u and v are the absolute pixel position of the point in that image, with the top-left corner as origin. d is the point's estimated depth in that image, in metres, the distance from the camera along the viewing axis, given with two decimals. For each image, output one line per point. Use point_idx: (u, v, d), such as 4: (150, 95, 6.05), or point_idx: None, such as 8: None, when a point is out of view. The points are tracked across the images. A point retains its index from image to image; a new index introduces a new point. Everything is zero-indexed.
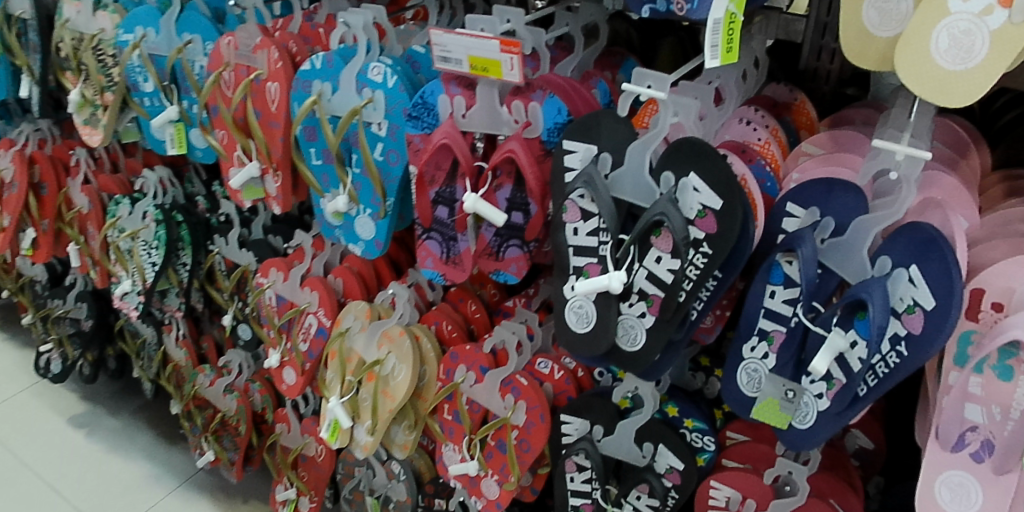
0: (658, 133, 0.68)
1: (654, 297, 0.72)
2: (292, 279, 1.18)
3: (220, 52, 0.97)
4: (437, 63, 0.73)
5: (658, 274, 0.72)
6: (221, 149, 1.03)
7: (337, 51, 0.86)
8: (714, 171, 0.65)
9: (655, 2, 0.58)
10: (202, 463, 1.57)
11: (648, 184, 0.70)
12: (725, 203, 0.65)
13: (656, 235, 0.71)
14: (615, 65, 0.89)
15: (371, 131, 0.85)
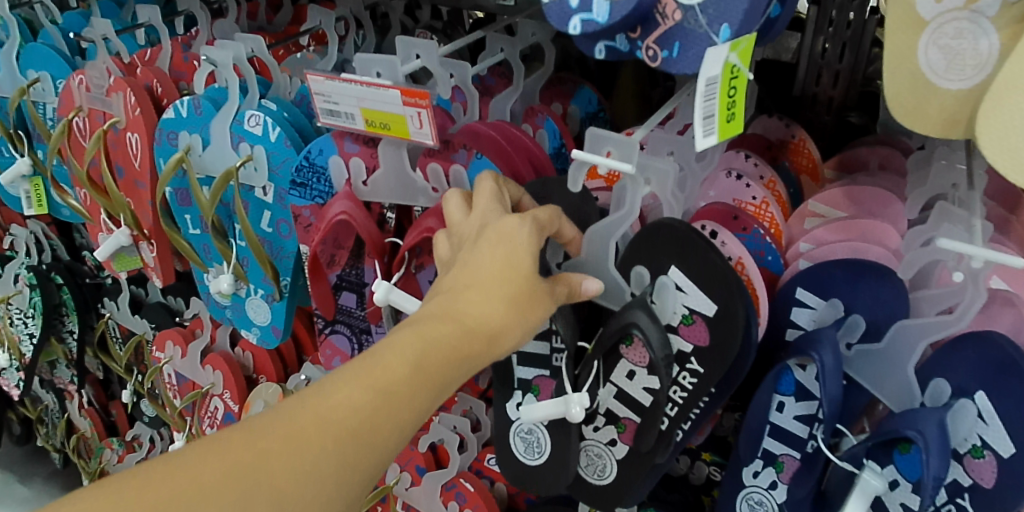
0: (625, 218, 0.51)
1: (628, 422, 0.56)
2: (190, 356, 0.96)
3: (71, 93, 0.75)
4: (324, 118, 0.55)
5: (633, 395, 0.55)
6: (86, 212, 0.82)
7: (205, 93, 0.66)
8: (703, 266, 0.48)
9: (613, 39, 0.41)
10: None
11: (616, 280, 0.53)
12: (720, 308, 0.48)
13: (627, 344, 0.53)
14: (566, 95, 0.70)
15: (254, 197, 0.66)
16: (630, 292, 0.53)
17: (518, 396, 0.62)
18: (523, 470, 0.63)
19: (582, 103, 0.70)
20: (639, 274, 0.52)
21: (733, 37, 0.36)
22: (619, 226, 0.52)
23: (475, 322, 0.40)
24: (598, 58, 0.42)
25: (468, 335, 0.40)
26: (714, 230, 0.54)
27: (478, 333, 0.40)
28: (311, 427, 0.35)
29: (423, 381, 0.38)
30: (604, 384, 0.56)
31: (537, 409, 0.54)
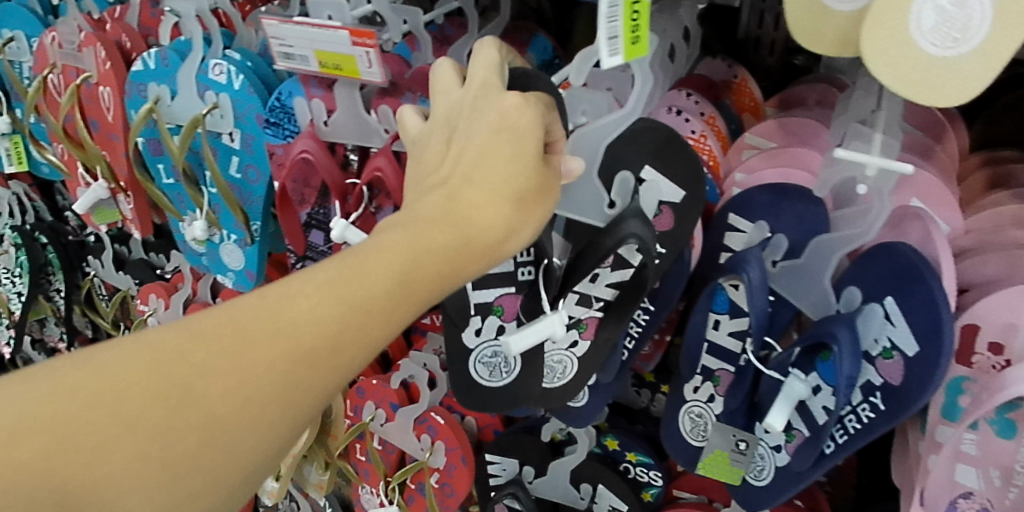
0: (625, 116, 0.55)
1: (590, 319, 0.63)
2: (174, 307, 0.99)
3: (45, 51, 0.78)
4: (279, 61, 0.58)
5: (596, 294, 0.62)
6: (64, 167, 0.85)
7: (172, 46, 0.68)
8: (676, 163, 0.54)
9: None
10: None
11: (592, 194, 0.58)
12: (687, 195, 0.54)
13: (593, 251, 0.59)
14: (523, 42, 0.73)
15: (223, 144, 0.69)
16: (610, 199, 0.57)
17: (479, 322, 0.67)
18: (485, 392, 0.67)
19: (539, 51, 0.73)
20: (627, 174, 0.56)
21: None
22: (610, 132, 0.56)
23: (476, 234, 0.39)
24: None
25: (465, 241, 0.39)
26: None
27: (480, 240, 0.39)
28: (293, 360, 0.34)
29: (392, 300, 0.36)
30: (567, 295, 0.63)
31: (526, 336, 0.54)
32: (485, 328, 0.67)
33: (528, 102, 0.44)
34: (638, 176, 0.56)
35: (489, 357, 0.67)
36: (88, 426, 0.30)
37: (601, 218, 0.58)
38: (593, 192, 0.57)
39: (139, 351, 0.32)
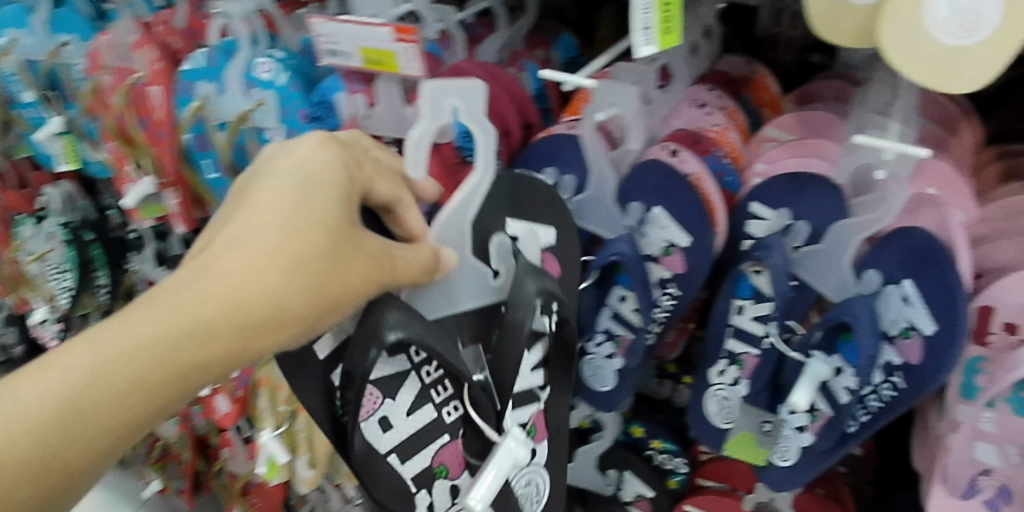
0: (476, 187, 0.56)
1: (624, 338, 0.61)
2: None
3: (97, 54, 0.82)
4: (325, 58, 0.62)
5: (625, 316, 0.61)
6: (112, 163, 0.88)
7: (219, 47, 0.73)
8: (684, 201, 0.57)
9: None
10: (148, 494, 1.25)
11: (465, 302, 0.57)
12: (695, 238, 0.57)
13: (617, 273, 0.60)
14: (547, 42, 0.75)
15: (264, 139, 0.70)
16: (626, 223, 0.60)
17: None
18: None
19: (563, 49, 0.75)
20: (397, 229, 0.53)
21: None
22: (470, 207, 0.56)
23: (246, 297, 0.41)
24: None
25: (245, 319, 0.41)
26: (676, 149, 0.60)
27: (330, 302, 0.45)
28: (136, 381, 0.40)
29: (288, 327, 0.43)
30: (600, 309, 0.62)
31: (486, 488, 0.51)
32: (432, 494, 0.59)
33: (335, 159, 0.47)
34: (509, 235, 0.59)
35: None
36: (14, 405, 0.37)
37: (492, 293, 0.58)
38: (462, 294, 0.57)
39: (88, 333, 0.40)
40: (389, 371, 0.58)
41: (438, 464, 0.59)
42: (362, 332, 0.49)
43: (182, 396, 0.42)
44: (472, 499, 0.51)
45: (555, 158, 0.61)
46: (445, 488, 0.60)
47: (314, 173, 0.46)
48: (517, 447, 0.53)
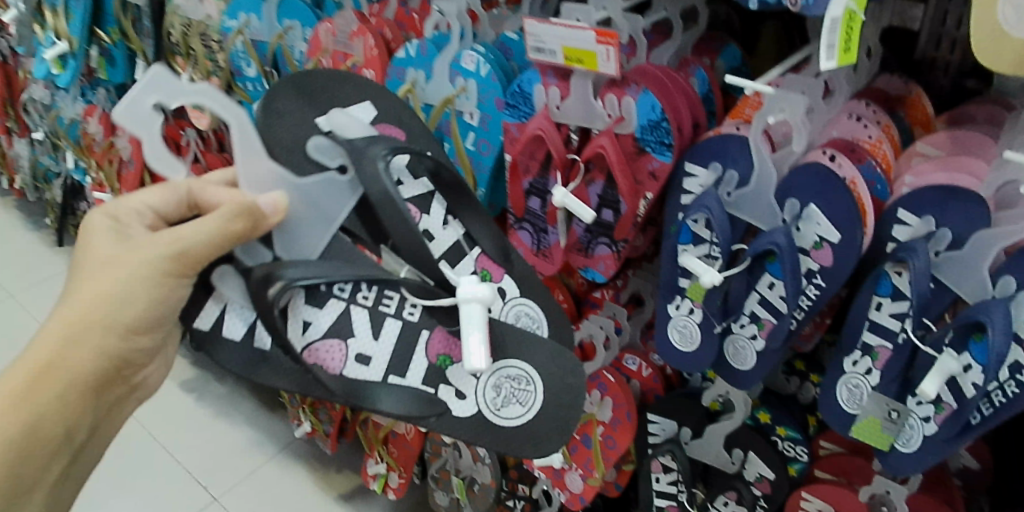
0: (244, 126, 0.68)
1: (767, 321, 0.73)
2: None
3: (320, 39, 0.97)
4: (531, 54, 0.75)
5: (772, 301, 0.72)
6: None
7: (430, 39, 0.86)
8: (839, 205, 0.66)
9: None
10: (299, 433, 1.44)
11: (339, 211, 0.76)
12: (845, 237, 0.66)
13: (770, 261, 0.72)
14: (713, 51, 0.85)
15: (463, 121, 0.84)
16: (781, 217, 0.69)
17: (678, 299, 0.79)
18: (539, 429, 0.80)
19: (728, 58, 0.85)
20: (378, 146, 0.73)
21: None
22: (250, 140, 0.69)
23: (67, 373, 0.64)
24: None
25: (62, 388, 0.64)
26: (834, 155, 0.67)
27: (69, 314, 0.64)
28: (42, 372, 0.63)
29: (86, 331, 0.64)
30: (749, 293, 0.74)
31: (479, 352, 0.67)
32: (453, 383, 0.81)
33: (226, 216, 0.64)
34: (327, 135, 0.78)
35: (497, 400, 0.80)
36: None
37: (349, 194, 0.76)
38: (333, 207, 0.75)
39: (29, 384, 0.63)
40: (333, 317, 0.80)
41: (439, 355, 0.82)
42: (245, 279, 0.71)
43: (91, 370, 0.65)
44: (476, 359, 0.67)
45: (721, 155, 0.71)
46: (458, 375, 0.81)
47: (162, 211, 0.72)
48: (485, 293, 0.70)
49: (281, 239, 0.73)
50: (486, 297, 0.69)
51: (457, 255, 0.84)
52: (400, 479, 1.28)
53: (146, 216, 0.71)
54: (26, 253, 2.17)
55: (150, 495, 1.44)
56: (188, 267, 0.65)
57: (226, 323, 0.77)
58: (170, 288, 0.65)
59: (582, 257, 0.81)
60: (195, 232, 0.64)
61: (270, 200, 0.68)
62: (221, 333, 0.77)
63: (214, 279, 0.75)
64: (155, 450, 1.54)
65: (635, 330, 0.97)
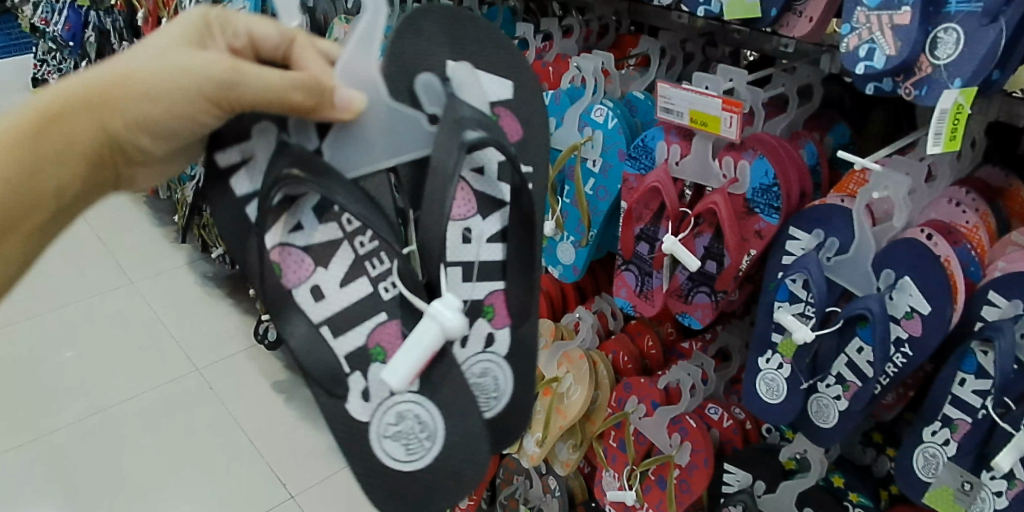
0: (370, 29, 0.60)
1: (852, 383, 0.78)
2: None
3: None
4: (659, 113, 0.84)
5: (859, 364, 0.77)
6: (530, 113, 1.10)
7: (564, 91, 0.99)
8: (932, 279, 0.71)
9: (881, 82, 0.66)
10: None
11: (407, 147, 0.66)
12: (935, 309, 0.71)
13: (861, 326, 0.77)
14: (824, 127, 0.95)
15: (586, 167, 0.95)
16: (877, 285, 0.75)
17: (769, 353, 0.85)
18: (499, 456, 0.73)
19: (837, 136, 0.95)
20: (467, 119, 0.64)
21: (965, 85, 0.61)
22: (370, 50, 0.61)
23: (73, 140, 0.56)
24: (857, 72, 0.66)
25: (65, 145, 0.57)
26: (931, 233, 0.72)
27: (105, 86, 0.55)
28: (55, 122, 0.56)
29: (67, 118, 0.56)
30: (837, 355, 0.79)
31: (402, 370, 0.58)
32: (369, 377, 0.71)
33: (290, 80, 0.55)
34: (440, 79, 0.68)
35: (392, 428, 0.69)
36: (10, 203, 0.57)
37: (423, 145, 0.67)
38: (404, 141, 0.66)
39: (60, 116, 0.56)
40: (325, 238, 0.71)
41: (376, 346, 0.71)
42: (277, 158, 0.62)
43: (92, 145, 0.57)
44: (394, 376, 0.57)
45: (823, 223, 0.78)
46: (377, 375, 0.71)
47: (257, 40, 0.62)
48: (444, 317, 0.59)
49: (336, 146, 0.63)
50: (452, 330, 0.59)
51: (488, 271, 0.79)
52: (470, 501, 1.35)
53: (240, 36, 0.62)
54: (152, 247, 2.40)
55: (235, 483, 1.56)
56: (225, 100, 0.54)
57: (236, 171, 0.65)
58: (190, 117, 0.55)
59: (681, 303, 0.89)
60: (215, 63, 0.54)
61: (347, 97, 0.59)
62: (223, 177, 0.64)
63: (252, 132, 0.63)
64: (243, 442, 1.66)
65: (719, 383, 1.02)
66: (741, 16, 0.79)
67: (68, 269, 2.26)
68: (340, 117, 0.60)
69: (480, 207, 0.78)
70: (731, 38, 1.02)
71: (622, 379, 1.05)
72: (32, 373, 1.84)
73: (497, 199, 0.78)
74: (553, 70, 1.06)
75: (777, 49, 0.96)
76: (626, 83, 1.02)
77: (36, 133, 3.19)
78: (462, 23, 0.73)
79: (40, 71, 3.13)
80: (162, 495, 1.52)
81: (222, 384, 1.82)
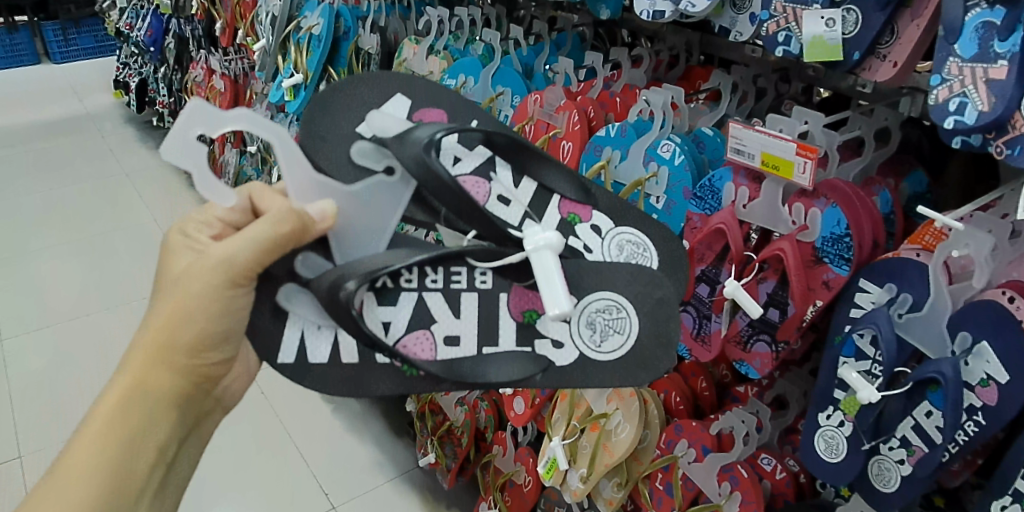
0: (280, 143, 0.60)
1: (918, 448, 0.73)
2: None
3: (527, 107, 1.12)
4: (730, 153, 0.82)
5: (927, 429, 0.72)
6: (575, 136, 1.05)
7: (632, 123, 0.97)
8: (1012, 347, 0.65)
9: (969, 136, 0.63)
10: (422, 463, 1.53)
11: (393, 217, 0.64)
12: (1013, 379, 0.66)
13: (932, 389, 0.72)
14: (900, 174, 0.91)
15: (648, 203, 0.93)
16: (951, 349, 0.70)
17: (830, 409, 0.81)
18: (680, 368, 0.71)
19: (913, 183, 0.90)
20: (429, 128, 0.62)
21: None
22: (297, 162, 0.61)
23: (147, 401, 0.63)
24: (946, 126, 0.63)
25: (133, 427, 0.63)
26: (1013, 296, 0.67)
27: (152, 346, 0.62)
28: (121, 464, 0.62)
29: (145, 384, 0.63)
30: (904, 417, 0.74)
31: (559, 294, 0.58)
32: (550, 332, 0.67)
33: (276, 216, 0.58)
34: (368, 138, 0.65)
35: (596, 338, 0.66)
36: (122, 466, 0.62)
37: (406, 183, 0.63)
38: (385, 211, 0.63)
39: (125, 402, 0.62)
40: (410, 311, 0.66)
41: (525, 311, 0.67)
42: (328, 289, 0.59)
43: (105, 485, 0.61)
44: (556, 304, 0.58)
45: (896, 277, 0.74)
46: (549, 324, 0.67)
47: (231, 220, 0.68)
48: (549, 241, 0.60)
49: (337, 241, 0.63)
50: (555, 241, 0.60)
51: (541, 205, 0.69)
52: None
53: (213, 226, 0.68)
54: None
55: (280, 489, 1.58)
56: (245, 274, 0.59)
57: (314, 343, 0.66)
58: (225, 301, 0.60)
59: (740, 350, 0.86)
60: (213, 254, 0.60)
61: (318, 209, 0.60)
62: (309, 359, 0.66)
63: (282, 302, 0.64)
64: (291, 450, 1.68)
65: (774, 430, 0.98)
66: (821, 58, 0.77)
67: (137, 265, 2.36)
68: (325, 229, 0.61)
69: (483, 172, 0.67)
70: (806, 74, 1.00)
71: (672, 421, 1.02)
72: (97, 365, 1.92)
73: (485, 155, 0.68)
74: (621, 100, 1.06)
75: (854, 88, 0.93)
76: (694, 117, 1.01)
77: (115, 133, 3.35)
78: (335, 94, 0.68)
79: (124, 75, 3.31)
80: (211, 495, 1.56)
81: (274, 389, 1.86)
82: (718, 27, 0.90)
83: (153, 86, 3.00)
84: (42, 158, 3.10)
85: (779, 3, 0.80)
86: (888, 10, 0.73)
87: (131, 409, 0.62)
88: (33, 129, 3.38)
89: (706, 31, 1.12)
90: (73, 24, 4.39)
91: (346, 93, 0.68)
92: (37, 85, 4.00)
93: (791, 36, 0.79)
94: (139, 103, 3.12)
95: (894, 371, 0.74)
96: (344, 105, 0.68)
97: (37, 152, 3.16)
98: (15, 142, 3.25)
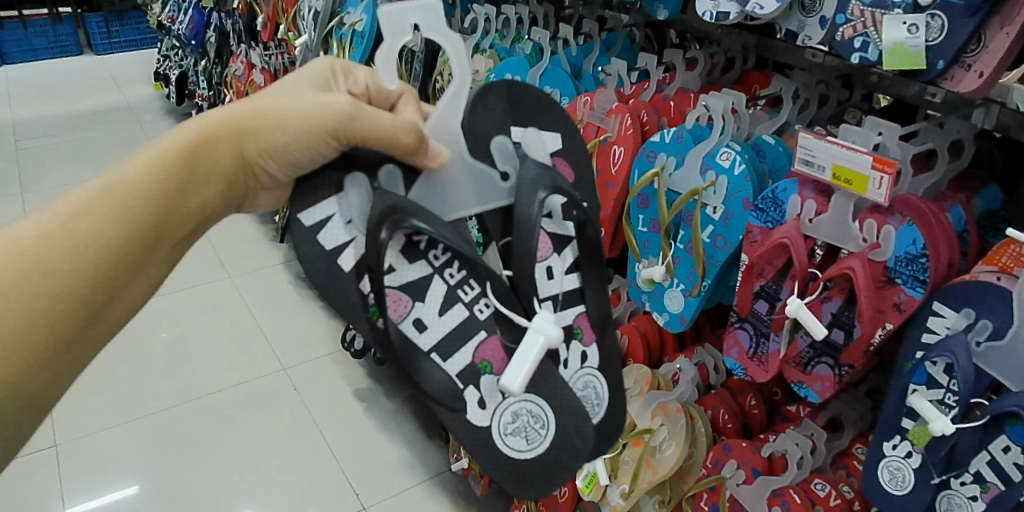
0: (461, 85, 0.63)
1: (993, 485, 0.69)
2: None
3: (576, 110, 1.09)
4: (797, 164, 0.78)
5: (1005, 466, 0.68)
6: (617, 134, 1.01)
7: (689, 130, 0.93)
8: None
9: None
10: (455, 467, 1.52)
11: (476, 204, 0.66)
12: None
13: (1012, 424, 0.67)
14: (973, 188, 0.85)
15: (705, 213, 0.90)
16: None
17: (897, 439, 0.77)
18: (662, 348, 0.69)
19: (987, 200, 0.84)
20: (551, 176, 0.64)
21: None
22: (456, 110, 0.63)
23: (206, 163, 0.60)
24: None
25: (182, 176, 0.59)
26: None
27: (237, 123, 0.60)
28: (157, 217, 0.58)
29: (211, 145, 0.60)
30: (978, 452, 0.70)
31: (519, 373, 0.61)
32: (482, 389, 0.67)
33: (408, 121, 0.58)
34: (513, 140, 0.68)
35: (510, 427, 0.67)
36: (152, 226, 0.58)
37: (503, 195, 0.67)
38: (472, 198, 0.65)
39: (188, 153, 0.59)
40: (420, 274, 0.67)
41: (482, 360, 0.68)
42: (380, 210, 0.58)
43: (135, 228, 0.57)
44: (510, 382, 0.61)
45: (975, 302, 0.68)
46: (489, 385, 0.68)
47: (372, 91, 0.69)
48: (550, 330, 0.63)
49: (421, 188, 0.63)
50: (555, 337, 0.63)
51: (570, 304, 0.71)
52: None
53: (357, 85, 0.69)
54: (252, 243, 2.49)
55: (311, 488, 1.57)
56: (345, 134, 0.58)
57: (330, 226, 0.63)
58: (320, 138, 0.58)
59: (800, 371, 0.83)
60: (339, 102, 0.58)
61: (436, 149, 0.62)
62: (315, 235, 0.63)
63: (348, 184, 0.62)
64: (321, 446, 1.67)
65: (827, 455, 0.92)
66: (901, 67, 0.73)
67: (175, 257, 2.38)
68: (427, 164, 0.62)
69: (555, 247, 0.71)
70: (870, 82, 0.95)
71: (721, 440, 0.99)
72: (134, 355, 1.93)
73: (563, 236, 0.72)
74: (675, 104, 1.02)
75: (922, 97, 0.88)
76: (752, 124, 0.97)
77: (154, 125, 3.40)
78: (521, 94, 0.70)
79: (164, 69, 3.35)
80: (241, 490, 1.55)
81: (306, 385, 1.85)
82: (784, 31, 0.85)
83: (193, 79, 3.02)
84: (84, 147, 3.15)
85: (857, 6, 0.76)
86: (978, 17, 0.67)
87: (188, 166, 0.59)
88: (76, 119, 3.44)
89: (764, 34, 1.06)
90: (115, 16, 4.45)
91: (533, 96, 0.70)
92: (79, 76, 4.07)
93: (868, 42, 0.75)
94: (178, 96, 3.16)
95: (969, 402, 0.69)
96: (518, 108, 0.69)
97: (77, 141, 3.20)
98: (58, 130, 3.31)
